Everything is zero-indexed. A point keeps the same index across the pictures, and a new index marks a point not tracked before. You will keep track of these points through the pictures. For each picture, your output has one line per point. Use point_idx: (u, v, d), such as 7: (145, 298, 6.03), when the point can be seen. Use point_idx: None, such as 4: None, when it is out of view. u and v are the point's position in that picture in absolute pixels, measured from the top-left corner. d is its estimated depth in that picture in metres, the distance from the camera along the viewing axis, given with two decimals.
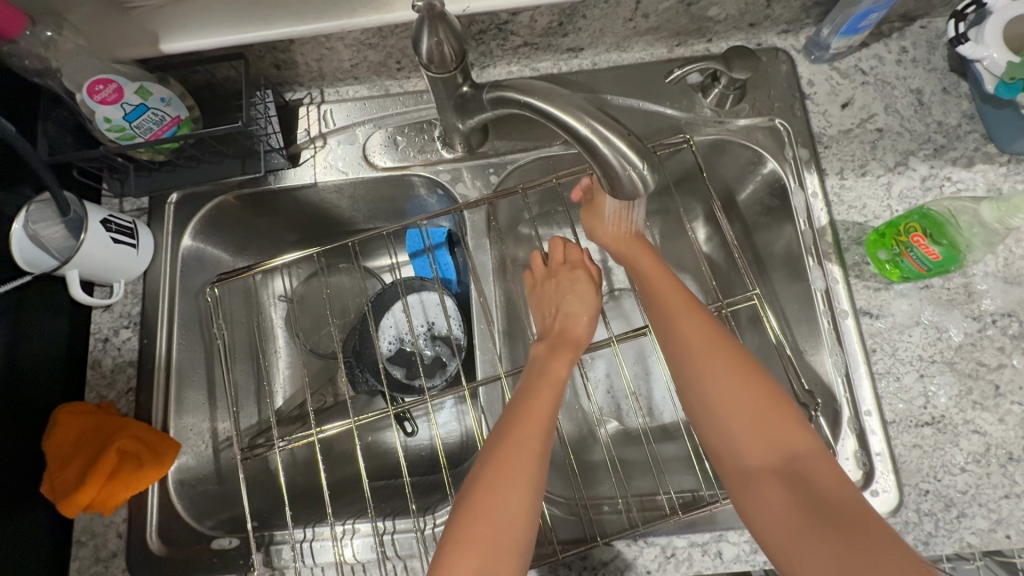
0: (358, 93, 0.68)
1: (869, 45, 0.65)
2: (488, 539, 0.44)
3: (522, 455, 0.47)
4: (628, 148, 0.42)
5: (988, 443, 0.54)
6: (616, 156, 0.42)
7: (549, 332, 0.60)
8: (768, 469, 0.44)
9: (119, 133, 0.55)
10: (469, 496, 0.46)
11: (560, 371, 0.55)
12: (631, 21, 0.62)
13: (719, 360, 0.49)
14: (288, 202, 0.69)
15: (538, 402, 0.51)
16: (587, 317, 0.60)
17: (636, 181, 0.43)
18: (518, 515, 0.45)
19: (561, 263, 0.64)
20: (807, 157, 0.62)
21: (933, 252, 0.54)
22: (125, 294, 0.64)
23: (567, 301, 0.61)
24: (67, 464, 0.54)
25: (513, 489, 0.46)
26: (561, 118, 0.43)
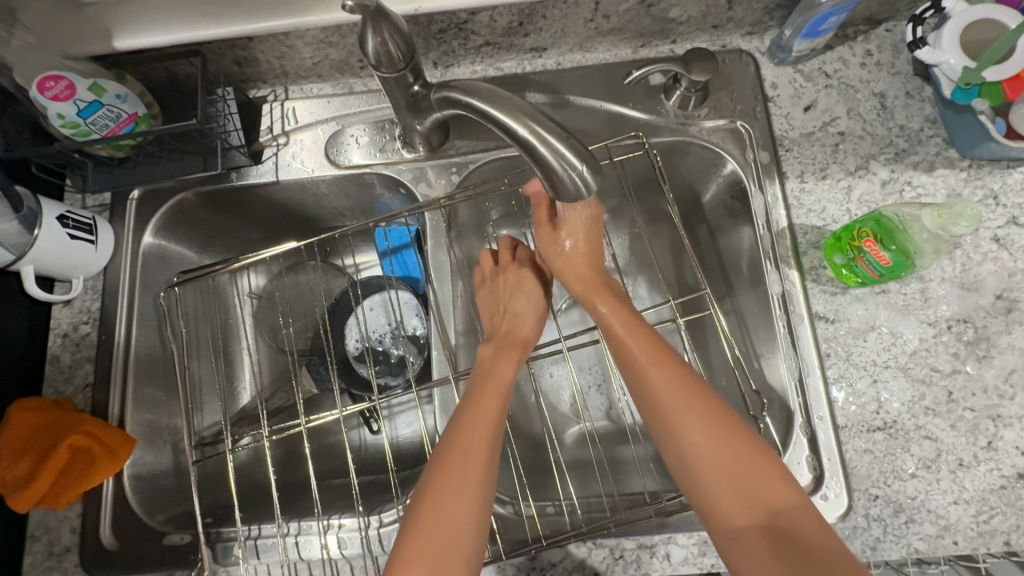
0: (322, 91, 0.68)
1: (834, 48, 0.65)
2: (438, 555, 0.43)
3: (467, 462, 0.47)
4: (569, 151, 0.42)
5: (939, 449, 0.54)
6: (557, 159, 0.42)
7: (496, 333, 0.60)
8: (722, 457, 0.44)
9: (73, 129, 0.55)
10: (419, 510, 0.45)
11: (508, 372, 0.55)
12: (592, 22, 0.61)
13: (664, 368, 0.49)
14: (251, 200, 0.69)
15: (485, 404, 0.51)
16: (533, 319, 0.61)
17: (579, 184, 0.44)
18: (466, 528, 0.44)
19: (509, 262, 0.64)
20: (767, 161, 0.62)
21: (884, 258, 0.53)
22: (85, 290, 0.64)
23: (516, 300, 0.61)
24: (21, 458, 0.54)
25: (460, 500, 0.45)
26: (503, 120, 0.43)
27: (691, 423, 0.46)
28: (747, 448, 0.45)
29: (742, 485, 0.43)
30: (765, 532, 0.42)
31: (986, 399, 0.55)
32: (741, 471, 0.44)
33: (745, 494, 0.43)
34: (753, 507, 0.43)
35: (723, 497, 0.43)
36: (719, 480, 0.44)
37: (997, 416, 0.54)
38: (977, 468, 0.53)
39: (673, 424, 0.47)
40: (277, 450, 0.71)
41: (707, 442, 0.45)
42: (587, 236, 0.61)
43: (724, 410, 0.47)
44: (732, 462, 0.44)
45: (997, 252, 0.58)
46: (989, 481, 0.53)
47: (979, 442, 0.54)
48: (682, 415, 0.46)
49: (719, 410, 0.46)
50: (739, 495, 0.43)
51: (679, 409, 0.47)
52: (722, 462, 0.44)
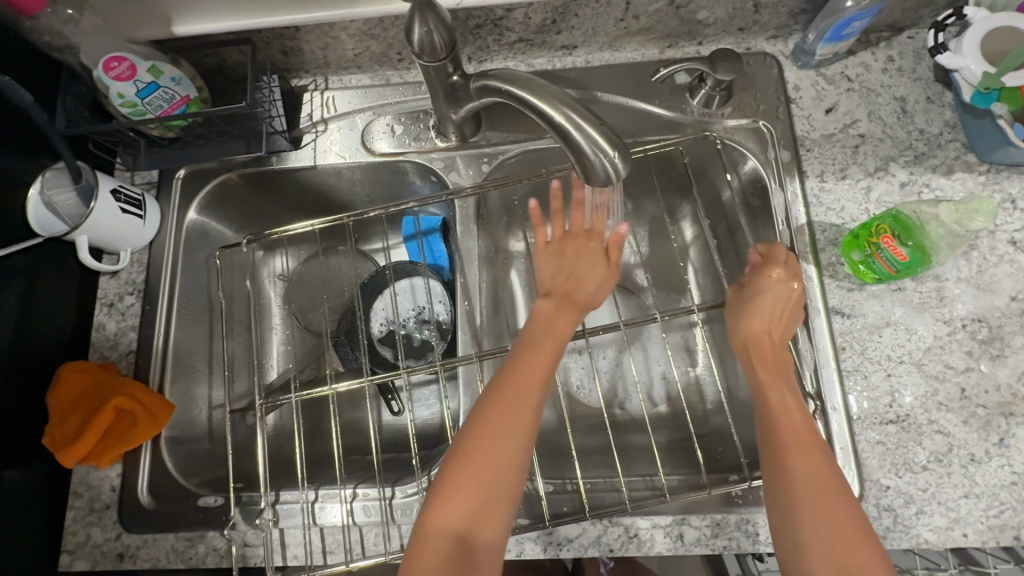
0: (360, 82, 0.71)
1: (856, 53, 0.67)
2: (480, 488, 0.47)
3: (518, 409, 0.50)
4: (601, 137, 0.44)
5: (951, 443, 0.55)
6: (589, 145, 0.45)
7: (556, 288, 0.60)
8: (826, 533, 0.45)
9: (131, 109, 0.58)
10: (463, 445, 0.49)
11: (565, 329, 0.57)
12: (623, 21, 0.64)
13: (806, 455, 0.49)
14: (289, 183, 0.72)
15: (538, 358, 0.53)
16: (597, 285, 0.61)
17: (609, 170, 0.46)
18: (507, 467, 0.48)
19: (580, 231, 0.63)
20: (788, 159, 0.64)
21: (901, 253, 0.55)
22: (130, 263, 0.68)
23: (580, 267, 0.61)
24: (69, 416, 0.58)
25: (508, 443, 0.48)
26: (541, 107, 0.46)
27: (803, 484, 0.48)
28: (856, 534, 0.45)
29: (838, 553, 0.45)
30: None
31: (999, 396, 0.56)
32: (841, 550, 0.45)
33: None
34: None
35: (817, 555, 0.45)
36: (820, 544, 0.45)
37: (1009, 413, 0.56)
38: (989, 463, 0.55)
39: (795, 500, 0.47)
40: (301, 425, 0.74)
41: (811, 504, 0.47)
42: (791, 310, 0.57)
43: (839, 480, 0.48)
44: (829, 541, 0.45)
45: (1014, 254, 0.59)
46: (1001, 477, 0.54)
47: (991, 438, 0.55)
48: (809, 495, 0.47)
49: (832, 477, 0.48)
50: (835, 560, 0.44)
51: (801, 476, 0.48)
52: (819, 526, 0.46)
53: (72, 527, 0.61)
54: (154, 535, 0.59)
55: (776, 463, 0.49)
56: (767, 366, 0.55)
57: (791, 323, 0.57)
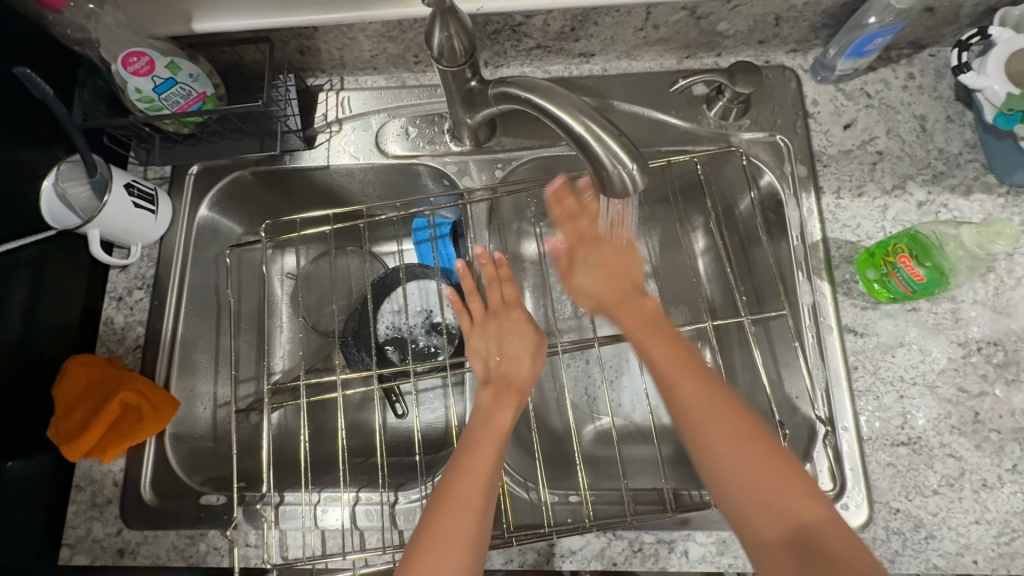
0: (376, 83, 0.71)
1: (876, 69, 0.66)
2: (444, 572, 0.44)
3: (487, 454, 0.50)
4: (620, 148, 0.44)
5: (963, 468, 0.54)
6: (607, 155, 0.44)
7: (493, 374, 0.58)
8: (748, 475, 0.44)
9: (148, 104, 0.59)
10: (427, 519, 0.47)
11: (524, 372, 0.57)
12: (642, 31, 0.64)
13: (689, 381, 0.49)
14: (302, 183, 0.72)
15: (502, 405, 0.54)
16: (530, 358, 0.58)
17: (626, 181, 0.45)
18: (468, 544, 0.45)
19: (498, 306, 0.62)
20: (804, 174, 0.63)
21: (918, 274, 0.54)
22: (141, 258, 0.68)
23: (511, 343, 0.59)
24: (74, 411, 0.58)
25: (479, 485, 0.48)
26: (560, 116, 0.46)
27: (709, 427, 0.47)
28: (771, 462, 0.45)
29: (760, 489, 0.44)
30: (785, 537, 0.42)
31: (1014, 422, 0.55)
32: (763, 481, 0.44)
33: (772, 509, 0.43)
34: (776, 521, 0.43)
35: (737, 490, 0.45)
36: (742, 483, 0.44)
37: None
38: (1002, 490, 0.54)
39: (705, 445, 0.47)
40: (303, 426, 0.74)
41: (723, 438, 0.46)
42: (621, 262, 0.57)
43: (739, 407, 0.48)
44: (751, 483, 0.44)
45: None
46: (1013, 504, 0.53)
47: (1004, 464, 0.54)
48: (718, 428, 0.46)
49: (751, 427, 0.46)
50: (764, 504, 0.44)
51: (705, 417, 0.47)
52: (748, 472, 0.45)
53: (73, 521, 0.60)
54: (155, 532, 0.59)
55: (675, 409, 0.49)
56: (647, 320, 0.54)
57: (630, 279, 0.57)
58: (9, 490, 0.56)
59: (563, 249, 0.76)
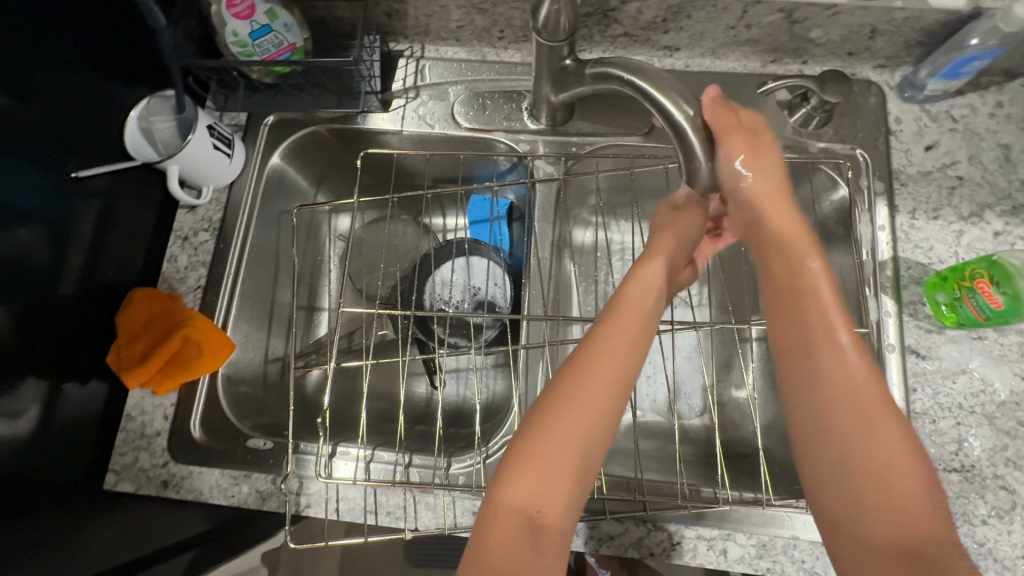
0: (455, 54, 0.71)
1: (964, 94, 0.65)
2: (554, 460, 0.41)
3: (598, 382, 0.44)
4: (709, 145, 0.46)
5: (1015, 501, 0.54)
6: (701, 149, 0.46)
7: (650, 256, 0.53)
8: (871, 455, 0.39)
9: (240, 49, 0.60)
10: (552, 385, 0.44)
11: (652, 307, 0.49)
12: (733, 29, 0.63)
13: (834, 350, 0.43)
14: (372, 145, 0.72)
15: (627, 329, 0.47)
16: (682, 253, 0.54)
17: (707, 175, 0.48)
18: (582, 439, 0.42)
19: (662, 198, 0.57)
20: (881, 191, 0.63)
21: (995, 300, 0.54)
22: (209, 201, 0.69)
23: (671, 234, 0.54)
24: (136, 338, 0.60)
25: (585, 417, 0.42)
26: (641, 88, 0.46)
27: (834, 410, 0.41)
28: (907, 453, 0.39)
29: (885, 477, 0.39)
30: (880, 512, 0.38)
31: None
32: (892, 472, 0.39)
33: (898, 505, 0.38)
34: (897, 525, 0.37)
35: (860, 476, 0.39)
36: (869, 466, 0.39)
37: None
38: None
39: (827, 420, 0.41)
40: (343, 386, 0.74)
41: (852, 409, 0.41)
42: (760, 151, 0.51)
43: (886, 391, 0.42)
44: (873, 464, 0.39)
45: None
46: None
47: None
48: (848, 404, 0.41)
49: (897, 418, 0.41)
50: (896, 497, 0.38)
51: (840, 395, 0.41)
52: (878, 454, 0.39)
53: (121, 449, 0.62)
54: (199, 469, 0.60)
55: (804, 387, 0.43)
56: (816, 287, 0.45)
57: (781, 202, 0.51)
58: (68, 409, 0.57)
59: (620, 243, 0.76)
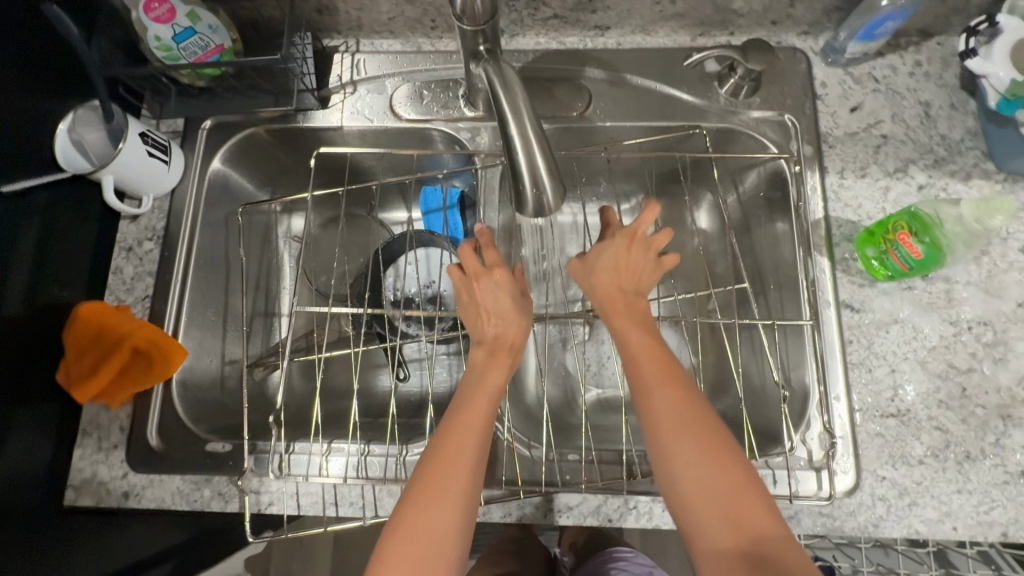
0: (391, 47, 0.71)
1: (885, 55, 0.67)
2: (427, 526, 0.43)
3: (450, 475, 0.45)
4: (545, 169, 0.45)
5: (948, 440, 0.57)
6: (530, 169, 0.44)
7: (483, 336, 0.56)
8: (701, 469, 0.44)
9: (166, 53, 0.60)
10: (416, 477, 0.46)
11: (498, 379, 0.52)
12: (658, 5, 0.65)
13: (669, 389, 0.47)
14: (313, 143, 0.72)
15: (472, 416, 0.49)
16: (519, 318, 0.56)
17: (536, 200, 0.46)
18: (459, 499, 0.45)
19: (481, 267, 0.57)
20: (810, 153, 0.65)
21: (916, 250, 0.57)
22: (152, 209, 0.68)
23: (496, 305, 0.56)
24: (83, 354, 0.60)
25: (441, 511, 0.44)
26: (504, 109, 0.44)
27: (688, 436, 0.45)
28: (738, 470, 0.44)
29: (724, 499, 0.43)
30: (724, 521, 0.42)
31: (998, 398, 0.57)
32: (728, 493, 0.43)
33: (730, 518, 0.42)
34: (736, 532, 0.42)
35: (702, 506, 0.43)
36: (704, 487, 0.43)
37: (1007, 415, 0.57)
38: (984, 462, 0.56)
39: (665, 443, 0.45)
40: (305, 386, 0.75)
41: (686, 440, 0.45)
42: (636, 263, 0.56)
43: (703, 409, 0.46)
44: (707, 490, 0.43)
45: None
46: (994, 476, 0.55)
47: (987, 438, 0.56)
48: (681, 432, 0.45)
49: (715, 432, 0.45)
50: (733, 518, 0.42)
51: (672, 423, 0.45)
52: (738, 480, 0.43)
53: (78, 464, 0.61)
54: (160, 476, 0.60)
55: (647, 420, 0.46)
56: (647, 347, 0.50)
57: (644, 270, 0.56)
58: (19, 429, 0.56)
59: (570, 223, 0.78)
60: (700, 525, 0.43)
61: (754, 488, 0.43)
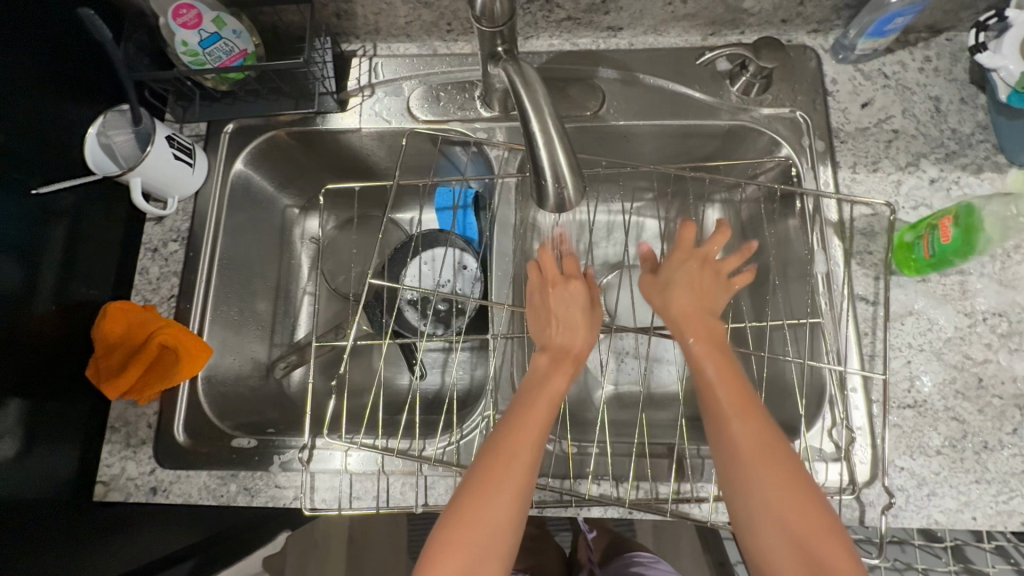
0: (408, 50, 0.73)
1: (895, 51, 0.68)
2: (493, 511, 0.46)
3: (512, 473, 0.47)
4: (567, 166, 0.45)
5: (965, 430, 0.57)
6: (552, 166, 0.45)
7: (550, 342, 0.58)
8: (779, 502, 0.45)
9: (192, 58, 0.62)
10: (482, 461, 0.48)
11: (559, 386, 0.54)
12: (670, 6, 0.66)
13: (748, 419, 0.48)
14: (333, 145, 0.74)
15: (535, 416, 0.51)
16: (587, 331, 0.59)
17: (557, 198, 0.47)
18: (519, 493, 0.47)
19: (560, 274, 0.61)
20: (822, 148, 0.66)
21: (946, 233, 0.56)
22: (176, 211, 0.70)
23: (568, 313, 0.59)
24: (113, 351, 0.61)
25: (499, 501, 0.46)
26: (526, 107, 0.46)
27: (760, 458, 0.47)
28: (812, 503, 0.45)
29: (796, 529, 0.44)
30: (789, 538, 0.44)
31: (1015, 388, 0.58)
32: (800, 524, 0.45)
33: (800, 548, 0.44)
34: (803, 562, 0.44)
35: (775, 534, 0.45)
36: (777, 517, 0.45)
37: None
38: (1001, 451, 0.56)
39: (742, 472, 0.47)
40: (325, 384, 0.76)
41: (763, 471, 0.46)
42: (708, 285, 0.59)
43: (780, 440, 0.48)
44: (781, 521, 0.45)
45: None
46: (1012, 465, 0.56)
47: (1004, 427, 0.57)
48: (757, 461, 0.46)
49: (793, 465, 0.47)
50: (803, 548, 0.44)
51: (750, 454, 0.47)
52: (805, 503, 0.45)
53: (107, 460, 0.63)
54: (187, 472, 0.62)
55: (722, 445, 0.48)
56: (724, 372, 0.52)
57: (716, 293, 0.59)
58: (51, 426, 0.58)
59: (579, 220, 0.79)
60: (770, 550, 0.45)
61: (828, 520, 0.45)
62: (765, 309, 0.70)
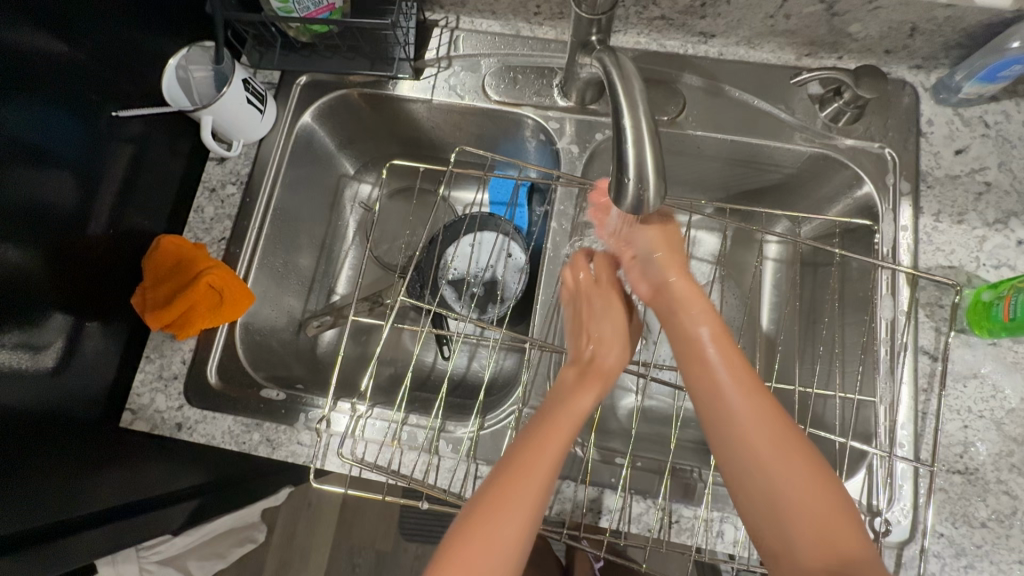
0: (490, 28, 0.71)
1: (1000, 100, 0.65)
2: (500, 536, 0.44)
3: (526, 491, 0.45)
4: (652, 169, 0.43)
5: (1016, 506, 0.54)
6: (637, 167, 0.43)
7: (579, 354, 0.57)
8: (792, 478, 0.45)
9: (280, 5, 0.61)
10: (494, 482, 0.46)
11: (586, 404, 0.51)
12: (771, 18, 0.63)
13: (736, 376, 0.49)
14: (401, 112, 0.73)
15: (556, 434, 0.49)
16: (620, 348, 0.58)
17: (636, 201, 0.44)
18: (525, 527, 0.45)
19: (591, 283, 0.62)
20: (907, 191, 0.63)
21: None
22: (239, 155, 0.70)
23: (603, 325, 0.59)
24: (161, 283, 0.62)
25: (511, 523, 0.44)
26: (620, 102, 0.44)
27: (768, 460, 0.45)
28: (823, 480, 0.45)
29: (794, 489, 0.44)
30: (812, 546, 0.43)
31: None
32: (795, 484, 0.44)
33: (798, 508, 0.44)
34: (802, 523, 0.44)
35: (789, 513, 0.44)
36: (778, 477, 0.45)
37: None
38: None
39: (745, 441, 0.46)
40: (355, 349, 0.76)
41: (781, 447, 0.46)
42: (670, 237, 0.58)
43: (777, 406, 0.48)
44: (797, 499, 0.44)
45: None
46: None
47: None
48: (750, 425, 0.47)
49: (802, 444, 0.46)
50: (803, 511, 0.44)
51: (750, 417, 0.47)
52: (837, 499, 0.44)
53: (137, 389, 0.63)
54: (213, 414, 0.61)
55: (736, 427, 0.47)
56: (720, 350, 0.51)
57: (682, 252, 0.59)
58: (91, 346, 0.58)
59: None
60: (772, 518, 0.45)
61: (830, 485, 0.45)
62: (816, 347, 0.68)
